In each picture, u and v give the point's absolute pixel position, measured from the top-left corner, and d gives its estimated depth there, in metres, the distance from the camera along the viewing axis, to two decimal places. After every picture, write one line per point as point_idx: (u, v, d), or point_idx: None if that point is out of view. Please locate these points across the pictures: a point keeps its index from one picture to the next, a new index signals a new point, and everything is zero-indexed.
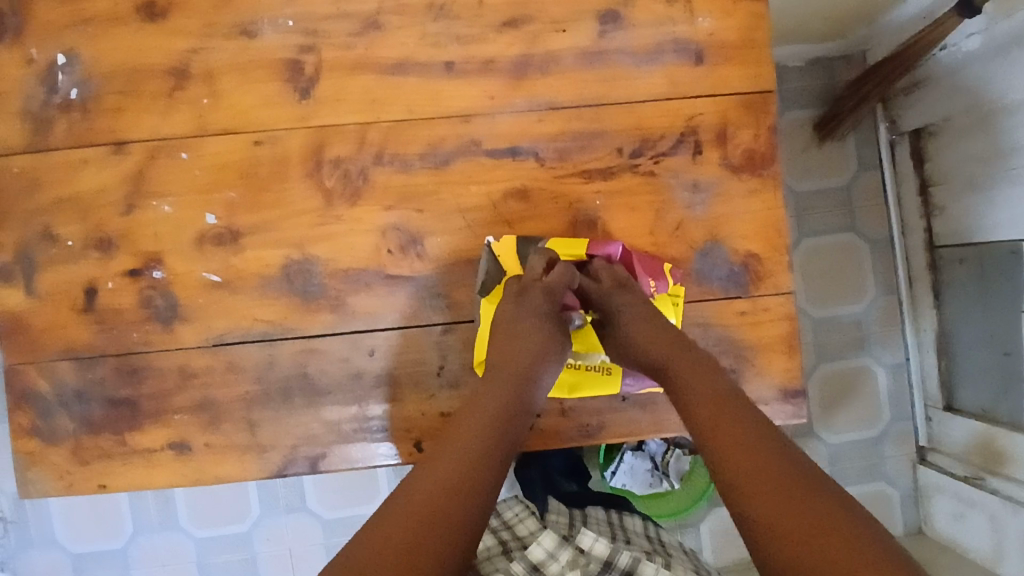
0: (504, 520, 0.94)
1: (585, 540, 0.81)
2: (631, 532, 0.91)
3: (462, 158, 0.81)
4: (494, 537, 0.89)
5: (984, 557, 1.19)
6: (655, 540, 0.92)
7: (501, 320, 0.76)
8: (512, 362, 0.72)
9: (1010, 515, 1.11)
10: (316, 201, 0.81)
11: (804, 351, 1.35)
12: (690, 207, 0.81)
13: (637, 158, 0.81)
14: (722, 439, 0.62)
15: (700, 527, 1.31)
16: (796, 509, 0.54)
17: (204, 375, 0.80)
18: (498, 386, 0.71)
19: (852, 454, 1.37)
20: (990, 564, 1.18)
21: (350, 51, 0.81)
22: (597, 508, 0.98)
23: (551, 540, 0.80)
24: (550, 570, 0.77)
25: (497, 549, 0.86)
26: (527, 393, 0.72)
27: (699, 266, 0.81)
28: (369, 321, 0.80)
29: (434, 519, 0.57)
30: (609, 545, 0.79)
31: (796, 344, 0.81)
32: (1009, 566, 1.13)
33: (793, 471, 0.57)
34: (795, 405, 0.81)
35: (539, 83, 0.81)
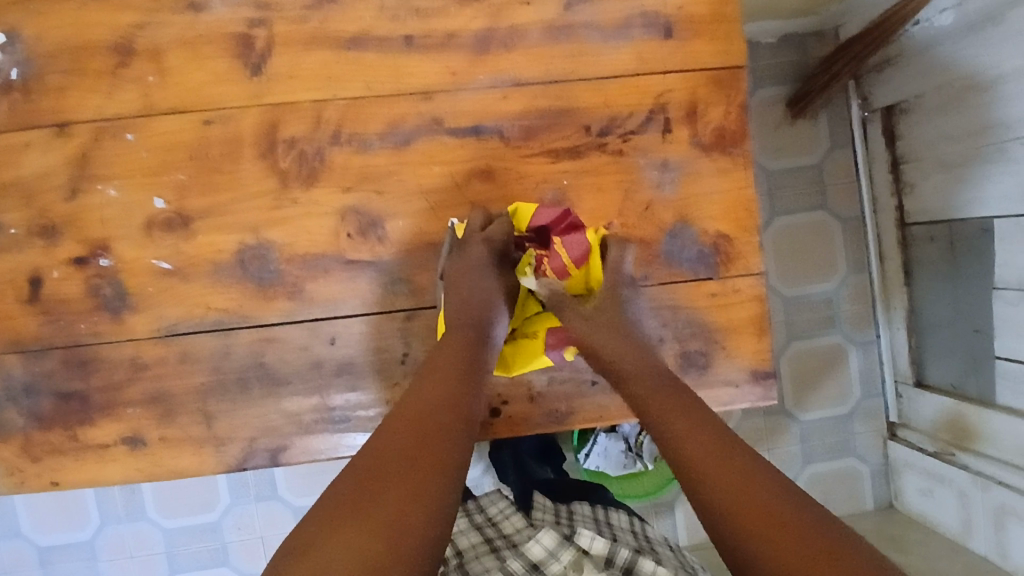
0: (489, 518, 0.88)
1: (584, 538, 0.75)
2: (618, 528, 0.87)
3: (424, 138, 0.78)
4: (479, 534, 0.84)
5: (953, 531, 1.21)
6: (642, 535, 0.88)
7: (455, 270, 0.73)
8: (466, 315, 0.71)
9: (979, 491, 1.13)
10: (271, 183, 0.77)
11: (776, 330, 1.35)
12: (659, 186, 0.79)
13: (605, 137, 0.79)
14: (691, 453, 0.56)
15: (674, 508, 1.30)
16: (761, 510, 0.50)
17: (157, 366, 0.77)
18: (458, 341, 0.69)
19: (823, 431, 1.38)
20: (959, 538, 1.20)
21: (304, 25, 0.77)
22: (582, 503, 0.93)
23: (551, 538, 0.74)
24: (551, 570, 0.72)
25: (483, 547, 0.82)
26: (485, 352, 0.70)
27: (668, 247, 0.79)
28: (330, 309, 0.78)
29: (380, 496, 0.51)
30: (608, 542, 0.74)
31: (766, 325, 0.80)
32: (978, 538, 1.15)
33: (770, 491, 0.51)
34: (765, 386, 0.81)
35: (503, 59, 0.78)
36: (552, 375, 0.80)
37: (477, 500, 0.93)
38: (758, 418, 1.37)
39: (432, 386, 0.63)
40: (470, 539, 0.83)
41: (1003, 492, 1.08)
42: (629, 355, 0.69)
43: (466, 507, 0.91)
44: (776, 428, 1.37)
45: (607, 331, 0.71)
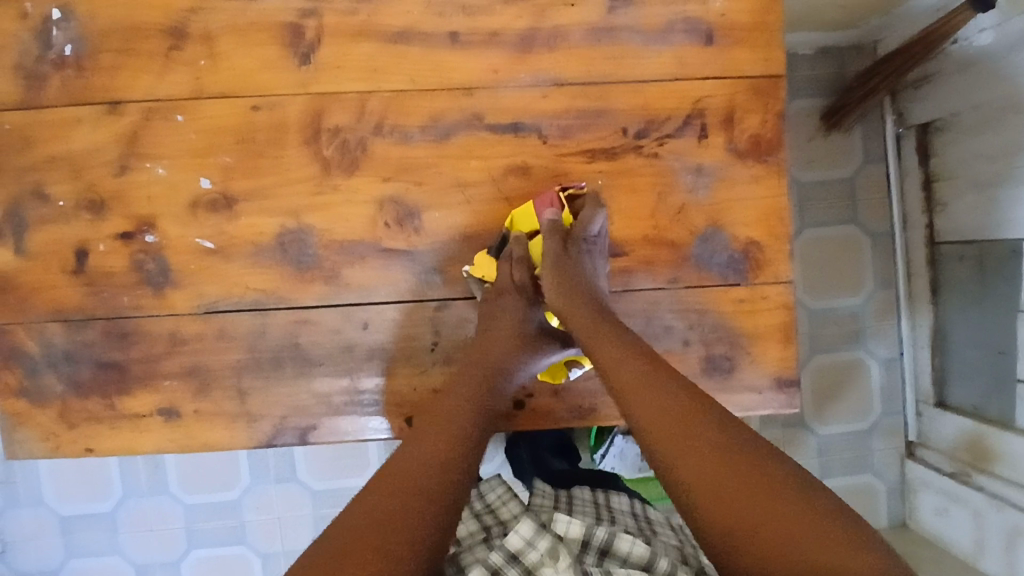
0: (487, 504, 0.80)
1: (560, 523, 0.70)
2: (619, 512, 0.85)
3: (464, 132, 0.79)
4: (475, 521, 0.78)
5: (966, 551, 1.20)
6: (644, 517, 0.85)
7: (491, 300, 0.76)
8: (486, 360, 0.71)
9: (995, 513, 1.12)
10: (313, 169, 0.79)
11: (799, 341, 1.34)
12: (693, 190, 0.80)
13: (641, 139, 0.80)
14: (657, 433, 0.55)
15: None
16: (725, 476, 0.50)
17: (194, 341, 0.80)
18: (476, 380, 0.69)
19: (841, 446, 1.37)
20: (971, 560, 1.19)
21: (353, 17, 0.79)
22: (583, 489, 0.91)
23: (529, 525, 0.67)
24: (529, 560, 0.66)
25: (479, 535, 0.76)
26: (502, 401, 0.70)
27: (699, 252, 0.80)
28: (363, 295, 0.79)
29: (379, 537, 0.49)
30: (585, 525, 0.71)
31: (792, 333, 0.81)
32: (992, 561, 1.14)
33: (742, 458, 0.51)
34: (788, 394, 0.81)
35: (545, 59, 0.79)
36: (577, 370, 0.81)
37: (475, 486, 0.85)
38: (776, 428, 1.36)
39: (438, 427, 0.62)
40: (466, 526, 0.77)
41: (1018, 513, 1.07)
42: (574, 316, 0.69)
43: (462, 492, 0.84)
44: (792, 439, 1.36)
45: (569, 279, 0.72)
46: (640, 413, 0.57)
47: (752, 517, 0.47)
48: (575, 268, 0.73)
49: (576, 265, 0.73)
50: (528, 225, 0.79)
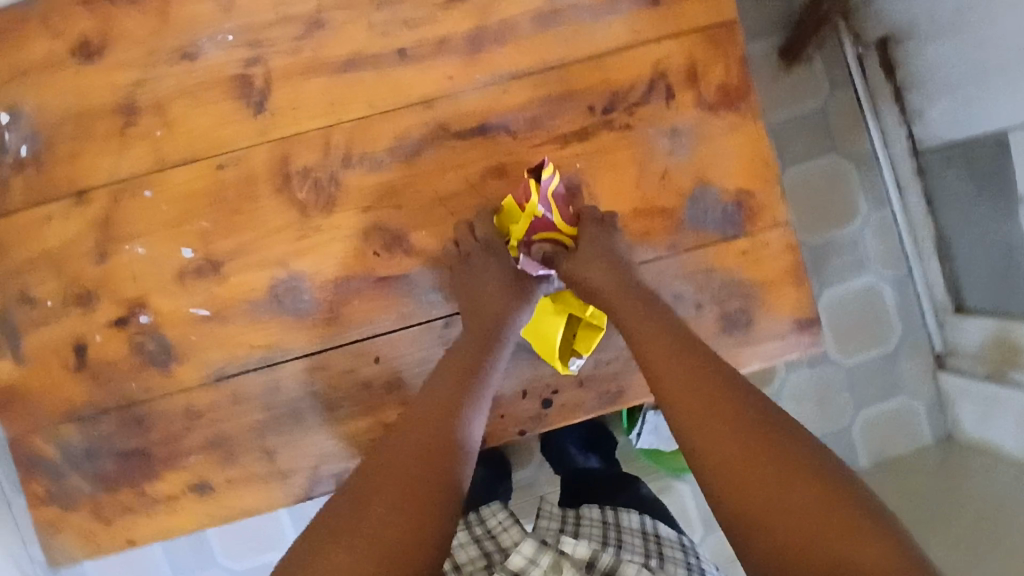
0: (488, 530, 0.76)
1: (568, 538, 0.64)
2: (624, 534, 0.77)
3: (434, 145, 0.78)
4: (477, 548, 0.74)
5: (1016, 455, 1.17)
6: (653, 538, 0.77)
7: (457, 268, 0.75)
8: (476, 329, 0.72)
9: None
10: (290, 215, 0.77)
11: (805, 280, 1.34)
12: (672, 153, 0.79)
13: (610, 114, 0.78)
14: (691, 413, 0.58)
15: None
16: (758, 456, 0.54)
17: (211, 411, 0.78)
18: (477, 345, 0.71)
19: (869, 374, 1.37)
20: None
21: (298, 55, 0.78)
22: (592, 507, 0.84)
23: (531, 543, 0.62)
24: None
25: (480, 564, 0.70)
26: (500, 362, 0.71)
27: (691, 213, 0.79)
28: (368, 329, 0.77)
29: (414, 499, 0.55)
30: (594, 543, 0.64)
31: (802, 273, 0.80)
32: None
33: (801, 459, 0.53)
34: (811, 334, 0.80)
35: (497, 55, 0.78)
36: (597, 357, 0.80)
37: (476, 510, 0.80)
38: (807, 373, 1.36)
39: (451, 400, 0.65)
40: (468, 553, 0.74)
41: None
42: (616, 292, 0.70)
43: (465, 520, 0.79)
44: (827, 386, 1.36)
45: (600, 256, 0.71)
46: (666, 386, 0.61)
47: (770, 501, 0.51)
48: (603, 251, 0.72)
49: (604, 249, 0.72)
50: (512, 214, 0.76)
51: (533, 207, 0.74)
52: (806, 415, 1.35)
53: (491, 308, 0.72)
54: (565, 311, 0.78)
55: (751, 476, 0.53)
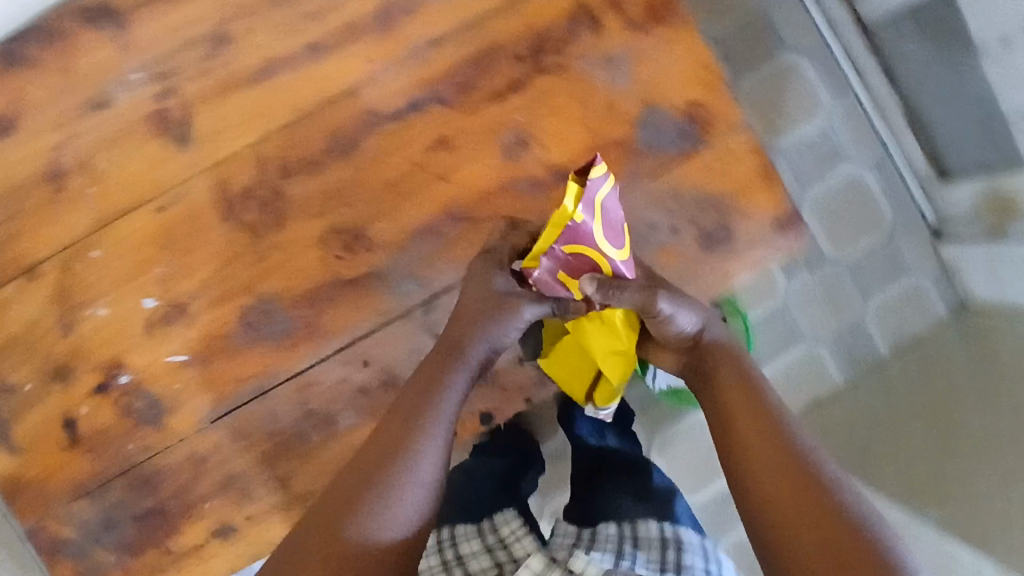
0: (501, 539, 0.79)
1: None
2: (643, 544, 0.73)
3: (369, 133, 0.75)
4: (490, 558, 0.76)
5: None
6: (675, 542, 0.73)
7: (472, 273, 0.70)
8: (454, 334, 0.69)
9: None
10: (243, 239, 0.75)
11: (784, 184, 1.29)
12: (612, 83, 0.76)
13: (540, 58, 0.75)
14: (745, 435, 0.63)
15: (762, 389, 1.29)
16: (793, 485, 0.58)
17: (215, 454, 0.76)
18: (434, 361, 0.68)
19: (872, 262, 1.33)
20: None
21: (210, 76, 0.75)
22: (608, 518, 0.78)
23: None
24: None
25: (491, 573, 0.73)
26: (461, 381, 0.67)
27: (646, 138, 0.76)
28: (350, 334, 0.75)
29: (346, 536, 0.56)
30: None
31: (772, 171, 0.77)
32: None
33: (842, 514, 0.55)
34: (796, 230, 0.77)
35: (411, 26, 0.75)
36: None
37: (493, 517, 0.84)
38: (806, 277, 1.32)
39: (411, 421, 0.64)
40: (480, 563, 0.75)
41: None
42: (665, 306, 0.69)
43: (481, 526, 0.83)
44: (831, 285, 1.32)
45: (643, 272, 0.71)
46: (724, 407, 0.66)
47: (798, 529, 0.54)
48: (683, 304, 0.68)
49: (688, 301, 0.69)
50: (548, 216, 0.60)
51: (569, 211, 0.58)
52: (813, 318, 1.32)
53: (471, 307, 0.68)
54: (586, 346, 0.73)
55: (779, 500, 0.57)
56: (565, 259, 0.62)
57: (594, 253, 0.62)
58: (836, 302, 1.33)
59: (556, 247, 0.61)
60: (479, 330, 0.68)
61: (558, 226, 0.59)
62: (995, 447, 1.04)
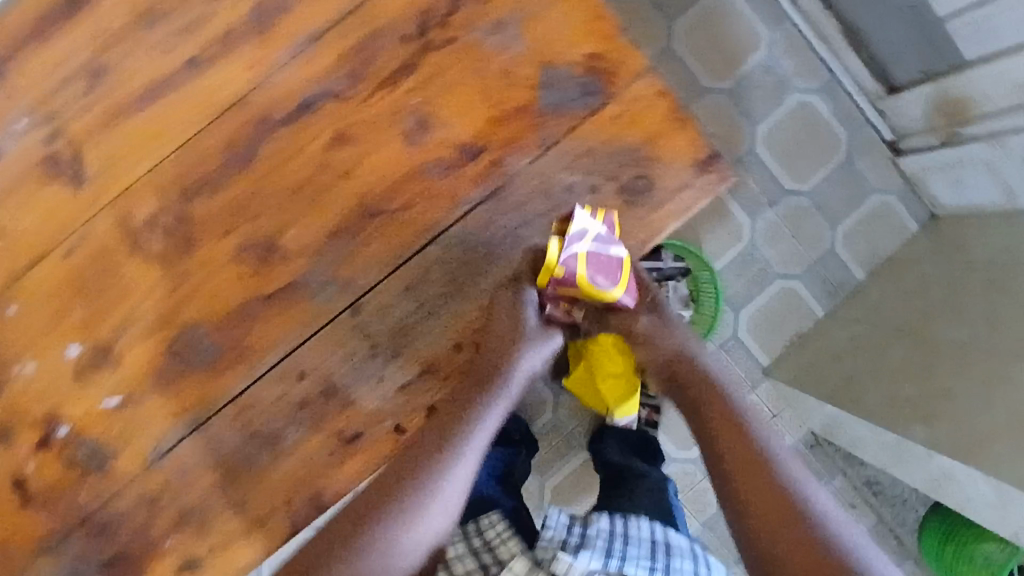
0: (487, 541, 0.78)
1: None
2: (633, 542, 0.78)
3: (264, 140, 0.72)
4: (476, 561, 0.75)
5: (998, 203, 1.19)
6: (663, 545, 0.79)
7: (499, 294, 0.74)
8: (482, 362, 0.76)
9: (1001, 152, 1.11)
10: (157, 270, 0.73)
11: (733, 124, 1.36)
12: (505, 48, 0.73)
13: (426, 34, 0.72)
14: (731, 453, 0.74)
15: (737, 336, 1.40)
16: (772, 496, 0.70)
17: (168, 491, 0.75)
18: (475, 385, 0.76)
19: (834, 187, 1.39)
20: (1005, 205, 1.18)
21: (95, 110, 0.73)
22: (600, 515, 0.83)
23: None
24: None
25: None
26: (497, 407, 0.76)
27: (549, 99, 0.74)
28: (279, 349, 0.73)
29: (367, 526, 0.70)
30: None
31: (683, 113, 0.75)
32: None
33: (824, 538, 0.66)
34: (717, 170, 0.75)
35: (290, 25, 0.72)
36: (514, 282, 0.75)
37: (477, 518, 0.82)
38: (771, 215, 1.38)
39: (439, 448, 0.73)
40: (465, 565, 0.75)
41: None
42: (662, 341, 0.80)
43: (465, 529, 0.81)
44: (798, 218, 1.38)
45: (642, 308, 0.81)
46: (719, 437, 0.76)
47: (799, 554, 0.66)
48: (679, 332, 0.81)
49: (681, 331, 0.81)
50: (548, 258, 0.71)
51: (552, 267, 0.70)
52: (783, 250, 1.39)
53: (499, 332, 0.74)
54: (608, 368, 0.95)
55: (777, 527, 0.68)
56: (554, 292, 0.74)
57: (581, 289, 0.74)
58: (806, 237, 1.39)
59: (551, 284, 0.72)
60: (508, 360, 0.76)
61: (558, 271, 0.71)
62: (965, 359, 1.04)
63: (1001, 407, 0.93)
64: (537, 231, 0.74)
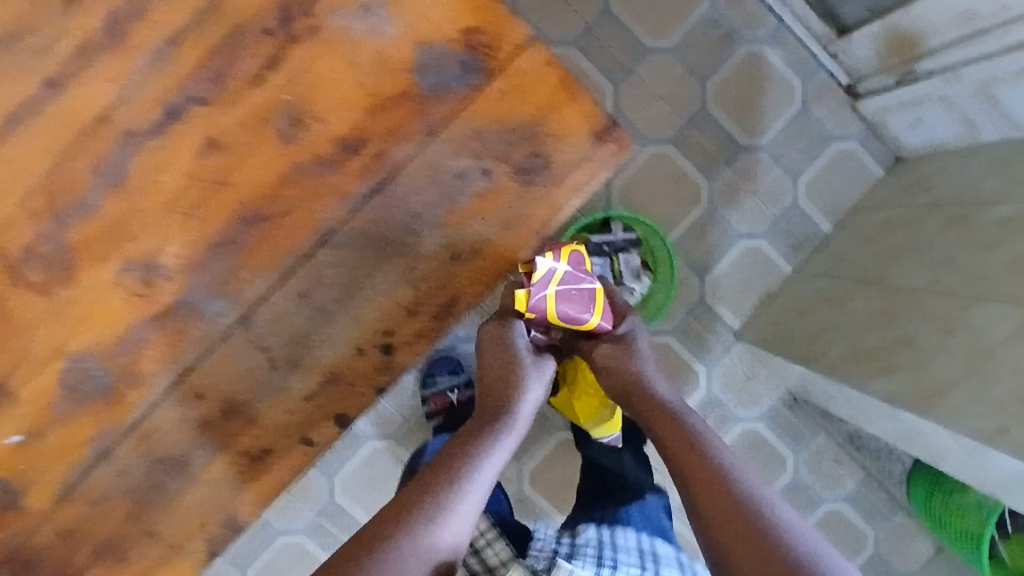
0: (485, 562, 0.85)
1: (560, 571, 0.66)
2: (620, 549, 0.77)
3: (134, 155, 0.69)
4: None
5: (961, 136, 1.16)
6: (651, 555, 0.79)
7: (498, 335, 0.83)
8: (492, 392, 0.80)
9: (954, 85, 1.09)
10: (38, 303, 0.70)
11: (682, 82, 1.34)
12: (374, 31, 0.68)
13: (289, 26, 0.68)
14: (691, 465, 0.70)
15: (707, 302, 1.36)
16: (734, 508, 0.65)
17: (79, 529, 0.72)
18: (484, 424, 0.77)
19: (793, 138, 1.36)
20: (966, 139, 1.16)
21: None
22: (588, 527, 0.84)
23: None
24: None
25: None
26: (508, 437, 0.76)
27: (428, 82, 0.69)
28: (175, 371, 0.70)
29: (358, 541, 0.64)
30: None
31: (574, 81, 0.70)
32: (984, 125, 1.10)
33: (789, 548, 0.61)
34: (616, 139, 0.71)
35: (147, 31, 0.68)
36: (413, 279, 0.71)
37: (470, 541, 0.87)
38: (727, 173, 1.35)
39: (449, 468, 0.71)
40: None
41: (1003, 62, 0.98)
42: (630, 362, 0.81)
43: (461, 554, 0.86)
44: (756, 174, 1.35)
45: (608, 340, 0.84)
46: (677, 454, 0.72)
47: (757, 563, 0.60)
48: (641, 361, 0.82)
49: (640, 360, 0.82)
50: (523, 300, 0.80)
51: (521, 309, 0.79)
52: (746, 208, 1.36)
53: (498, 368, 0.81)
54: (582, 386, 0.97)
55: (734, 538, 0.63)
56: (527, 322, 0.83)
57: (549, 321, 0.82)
58: (772, 189, 1.36)
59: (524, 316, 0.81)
60: (512, 383, 0.79)
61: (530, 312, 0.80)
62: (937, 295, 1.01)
63: (958, 352, 0.91)
64: (430, 223, 0.70)
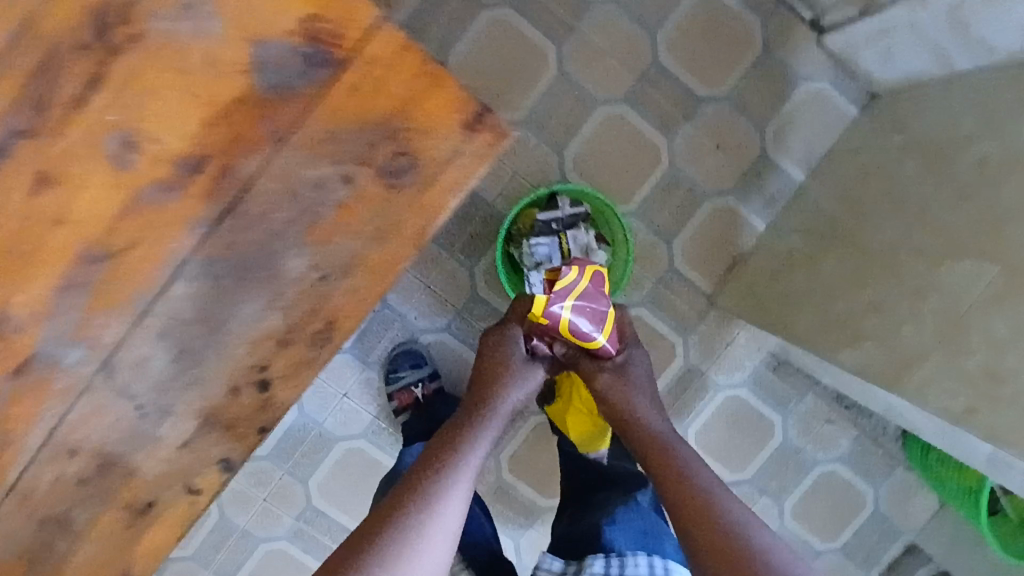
0: None
1: None
2: None
3: None
4: None
5: (930, 68, 1.03)
6: None
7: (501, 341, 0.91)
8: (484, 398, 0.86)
9: (922, 13, 0.95)
10: None
11: (627, 35, 1.22)
12: (198, 33, 0.60)
13: (103, 35, 0.59)
14: (675, 486, 0.76)
15: (675, 269, 1.26)
16: (716, 526, 0.70)
17: None
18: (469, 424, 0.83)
19: (755, 85, 1.24)
20: (938, 70, 1.02)
21: None
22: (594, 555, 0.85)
23: None
24: None
25: None
26: (486, 438, 0.82)
27: (269, 83, 0.61)
28: (38, 432, 0.64)
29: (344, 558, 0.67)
30: None
31: (435, 67, 0.62)
32: (956, 55, 0.96)
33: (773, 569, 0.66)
34: (492, 127, 0.63)
35: None
36: (282, 307, 0.64)
37: None
38: (688, 129, 1.24)
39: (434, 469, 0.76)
40: None
41: None
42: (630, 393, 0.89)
43: None
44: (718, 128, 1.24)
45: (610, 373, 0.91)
46: (665, 477, 0.78)
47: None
48: (636, 391, 0.89)
49: (637, 387, 0.90)
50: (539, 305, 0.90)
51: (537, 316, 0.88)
52: (708, 166, 1.25)
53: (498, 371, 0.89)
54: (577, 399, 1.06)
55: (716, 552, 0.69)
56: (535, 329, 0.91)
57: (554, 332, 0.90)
58: (737, 143, 1.25)
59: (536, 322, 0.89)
60: (503, 386, 0.88)
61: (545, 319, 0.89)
62: (891, 253, 0.91)
63: (927, 310, 0.80)
64: (293, 243, 0.63)
